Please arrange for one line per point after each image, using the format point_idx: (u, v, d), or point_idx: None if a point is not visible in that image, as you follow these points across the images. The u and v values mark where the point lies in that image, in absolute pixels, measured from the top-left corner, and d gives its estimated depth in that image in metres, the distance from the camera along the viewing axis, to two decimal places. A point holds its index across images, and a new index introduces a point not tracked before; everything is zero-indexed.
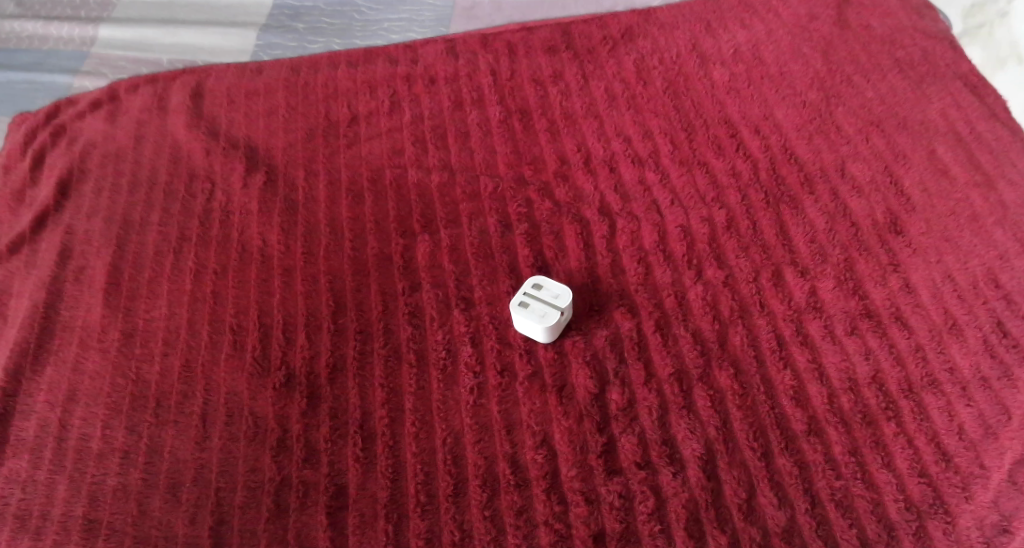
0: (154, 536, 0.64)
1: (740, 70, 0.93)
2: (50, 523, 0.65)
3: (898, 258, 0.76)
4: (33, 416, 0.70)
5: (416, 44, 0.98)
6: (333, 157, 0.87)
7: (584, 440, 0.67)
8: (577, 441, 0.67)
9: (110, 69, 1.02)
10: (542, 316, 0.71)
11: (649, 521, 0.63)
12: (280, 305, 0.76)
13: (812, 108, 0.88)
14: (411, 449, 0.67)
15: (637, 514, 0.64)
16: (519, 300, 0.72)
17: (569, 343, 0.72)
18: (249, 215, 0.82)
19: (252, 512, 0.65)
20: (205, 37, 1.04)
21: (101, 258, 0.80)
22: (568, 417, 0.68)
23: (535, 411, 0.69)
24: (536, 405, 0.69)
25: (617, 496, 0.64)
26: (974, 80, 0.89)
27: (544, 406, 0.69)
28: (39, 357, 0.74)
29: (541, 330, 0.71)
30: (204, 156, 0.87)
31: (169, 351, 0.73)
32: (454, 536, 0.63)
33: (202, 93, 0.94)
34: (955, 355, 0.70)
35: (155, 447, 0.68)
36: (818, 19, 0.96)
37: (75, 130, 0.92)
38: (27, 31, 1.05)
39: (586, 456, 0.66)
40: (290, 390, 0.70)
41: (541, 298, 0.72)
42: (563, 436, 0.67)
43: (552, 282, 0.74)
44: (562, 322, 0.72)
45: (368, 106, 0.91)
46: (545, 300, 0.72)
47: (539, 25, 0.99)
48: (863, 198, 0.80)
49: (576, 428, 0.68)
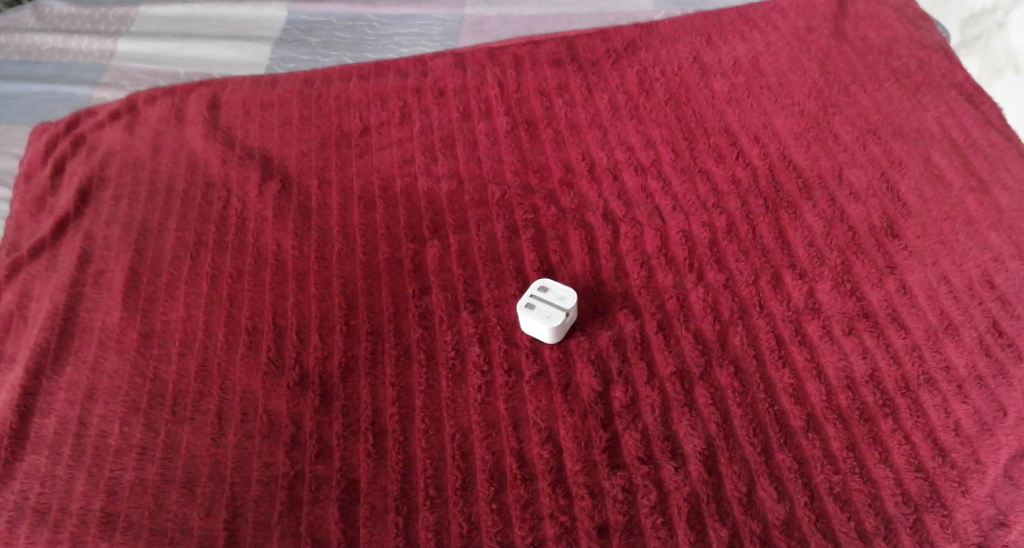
0: (170, 529, 0.66)
1: (740, 81, 0.95)
2: (68, 516, 0.67)
3: (894, 260, 0.78)
4: (53, 413, 0.73)
5: (425, 58, 1.01)
6: (345, 166, 0.90)
7: (588, 436, 0.69)
8: (581, 438, 0.69)
9: (128, 82, 1.05)
10: (546, 318, 0.73)
11: (652, 514, 0.65)
12: (294, 307, 0.78)
13: (809, 118, 0.91)
14: (420, 445, 0.69)
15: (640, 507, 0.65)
16: (525, 303, 0.74)
17: (573, 342, 0.74)
18: (264, 221, 0.84)
19: (265, 506, 0.67)
20: (221, 52, 1.08)
21: (120, 262, 0.82)
22: (573, 414, 0.70)
23: (542, 408, 0.71)
24: (542, 403, 0.71)
25: (621, 490, 0.66)
26: (969, 89, 0.91)
27: (550, 403, 0.71)
28: (59, 357, 0.76)
29: (546, 331, 0.73)
30: (220, 165, 0.90)
31: (185, 352, 0.75)
32: (462, 528, 0.65)
33: (218, 105, 0.97)
34: (951, 354, 0.72)
35: (171, 443, 0.70)
36: (815, 31, 0.99)
37: (95, 139, 0.96)
38: (48, 45, 1.09)
39: (590, 451, 0.68)
40: (304, 388, 0.73)
41: (546, 301, 0.74)
42: (568, 432, 0.69)
43: (557, 285, 0.76)
44: (566, 324, 0.74)
45: (380, 117, 0.94)
46: (550, 303, 0.74)
47: (545, 39, 1.02)
48: (860, 203, 0.83)
49: (580, 425, 0.70)
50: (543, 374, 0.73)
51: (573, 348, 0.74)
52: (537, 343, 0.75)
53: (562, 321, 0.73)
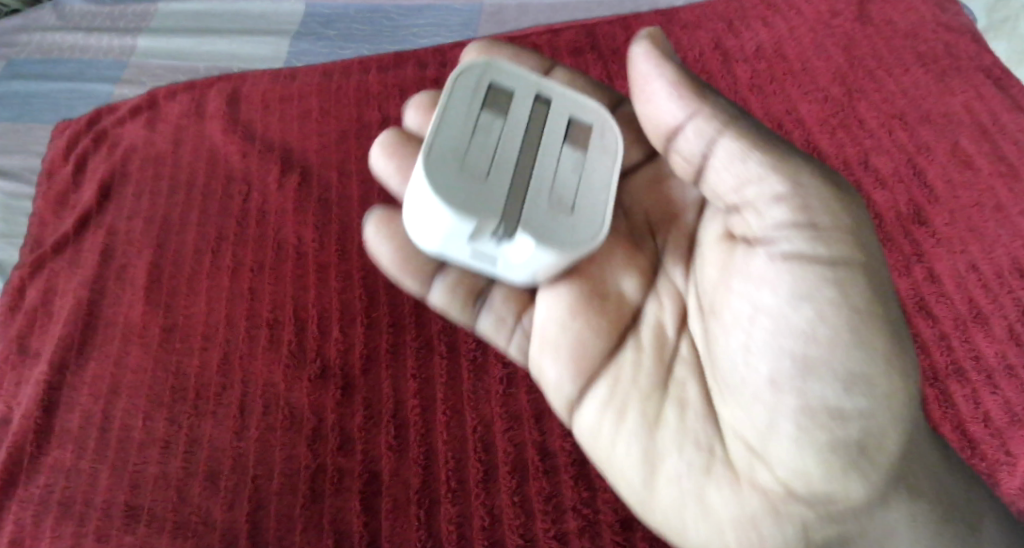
0: (192, 521, 0.67)
1: (763, 68, 0.93)
2: (92, 509, 0.68)
3: (922, 248, 0.78)
4: (77, 408, 0.73)
5: (444, 48, 0.99)
6: (365, 159, 0.89)
7: (720, 435, 0.57)
8: (875, 407, 0.53)
9: (149, 78, 1.06)
10: (758, 242, 0.56)
11: (898, 493, 0.56)
12: (315, 300, 0.78)
13: (834, 103, 0.89)
14: (442, 437, 0.70)
15: (799, 539, 0.55)
16: (766, 147, 0.56)
17: (631, 286, 0.64)
18: (284, 214, 0.84)
19: (288, 498, 0.67)
20: (241, 47, 1.07)
21: (143, 257, 0.83)
22: (696, 375, 0.60)
23: (819, 329, 0.53)
24: (794, 314, 0.53)
25: (862, 480, 0.53)
26: (997, 73, 0.91)
27: (722, 359, 0.57)
28: (83, 352, 0.77)
29: (435, 219, 0.56)
30: (241, 159, 0.89)
31: (208, 345, 0.76)
32: (484, 521, 0.66)
33: (238, 99, 0.95)
34: (980, 344, 0.73)
35: (194, 437, 0.70)
36: (839, 15, 0.96)
37: (116, 135, 0.95)
38: (67, 43, 1.08)
39: (788, 446, 0.53)
40: (325, 381, 0.72)
41: (714, 196, 0.59)
42: (825, 340, 0.53)
43: (528, 62, 0.73)
44: (512, 252, 0.58)
45: (399, 109, 0.93)
46: (731, 187, 0.57)
47: (564, 27, 1.00)
48: (887, 190, 0.82)
49: (680, 420, 0.59)
50: (740, 274, 0.56)
51: (571, 371, 0.62)
52: (833, 283, 0.53)
53: (503, 188, 0.54)
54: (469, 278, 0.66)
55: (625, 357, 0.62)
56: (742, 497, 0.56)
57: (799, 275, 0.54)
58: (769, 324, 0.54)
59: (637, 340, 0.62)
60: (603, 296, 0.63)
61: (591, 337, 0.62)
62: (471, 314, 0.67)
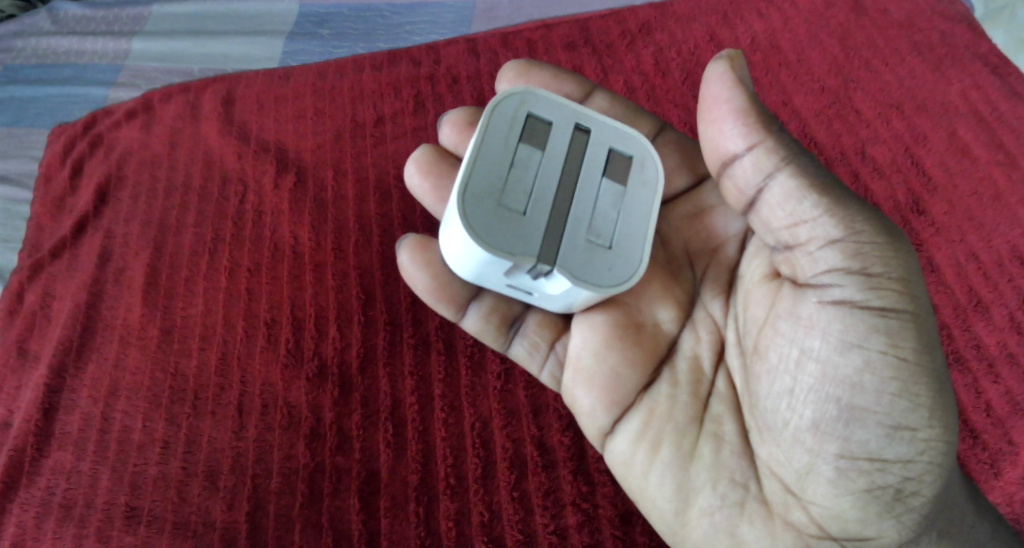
0: (192, 522, 0.67)
1: (758, 59, 0.92)
2: (93, 512, 0.68)
3: (921, 238, 0.78)
4: (77, 411, 0.73)
5: (438, 45, 0.99)
6: (360, 157, 0.88)
7: (753, 472, 0.61)
8: (914, 452, 0.57)
9: (145, 81, 1.06)
10: (807, 284, 0.59)
11: (930, 534, 0.60)
12: (312, 299, 0.77)
13: (830, 94, 0.89)
14: (440, 434, 0.70)
15: None
16: (818, 185, 0.59)
17: (666, 318, 0.68)
18: (280, 215, 0.84)
19: (287, 497, 0.68)
20: (235, 48, 1.07)
21: (140, 260, 0.83)
22: (731, 411, 0.64)
23: (866, 378, 0.56)
24: (843, 361, 0.57)
25: (895, 519, 0.58)
26: (993, 61, 0.91)
27: (764, 398, 0.60)
28: (82, 355, 0.77)
29: (473, 254, 0.59)
30: (236, 160, 0.89)
31: (205, 346, 0.75)
32: (483, 517, 0.67)
33: (233, 100, 0.94)
34: (981, 333, 0.73)
35: (193, 437, 0.71)
36: (834, 6, 0.95)
37: (111, 138, 0.95)
38: (62, 48, 1.08)
39: (824, 487, 0.58)
40: (323, 380, 0.72)
41: (764, 228, 0.62)
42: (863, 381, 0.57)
43: (560, 80, 0.78)
44: (548, 284, 0.62)
45: (393, 107, 0.92)
46: (784, 223, 0.60)
47: (557, 22, 1.00)
48: (885, 179, 0.82)
49: (715, 453, 0.63)
50: (784, 314, 0.60)
51: (605, 403, 0.66)
52: (885, 331, 0.56)
53: (540, 225, 0.58)
54: (499, 307, 0.70)
55: (661, 389, 0.66)
56: (775, 534, 0.60)
57: (849, 320, 0.57)
58: (816, 369, 0.57)
59: (673, 372, 0.66)
60: (640, 328, 0.67)
61: (627, 369, 0.66)
62: (505, 340, 0.71)
